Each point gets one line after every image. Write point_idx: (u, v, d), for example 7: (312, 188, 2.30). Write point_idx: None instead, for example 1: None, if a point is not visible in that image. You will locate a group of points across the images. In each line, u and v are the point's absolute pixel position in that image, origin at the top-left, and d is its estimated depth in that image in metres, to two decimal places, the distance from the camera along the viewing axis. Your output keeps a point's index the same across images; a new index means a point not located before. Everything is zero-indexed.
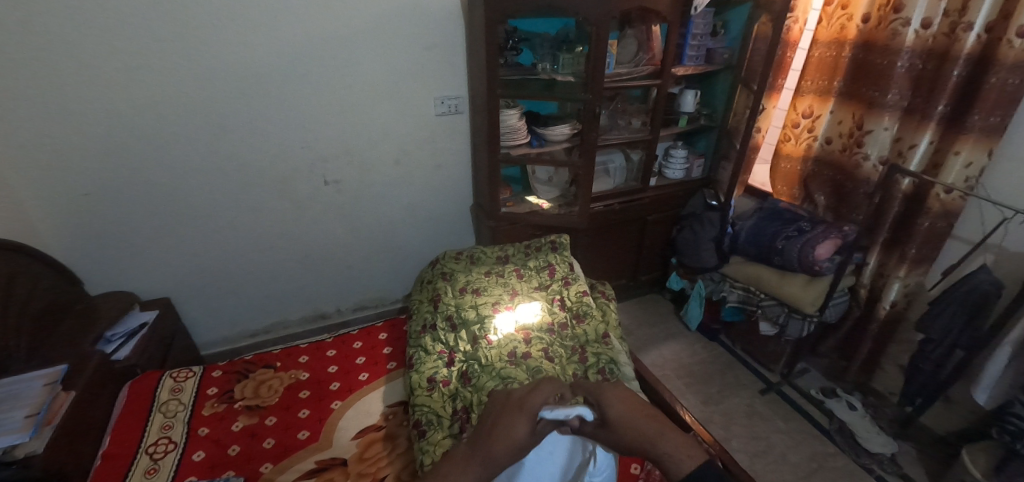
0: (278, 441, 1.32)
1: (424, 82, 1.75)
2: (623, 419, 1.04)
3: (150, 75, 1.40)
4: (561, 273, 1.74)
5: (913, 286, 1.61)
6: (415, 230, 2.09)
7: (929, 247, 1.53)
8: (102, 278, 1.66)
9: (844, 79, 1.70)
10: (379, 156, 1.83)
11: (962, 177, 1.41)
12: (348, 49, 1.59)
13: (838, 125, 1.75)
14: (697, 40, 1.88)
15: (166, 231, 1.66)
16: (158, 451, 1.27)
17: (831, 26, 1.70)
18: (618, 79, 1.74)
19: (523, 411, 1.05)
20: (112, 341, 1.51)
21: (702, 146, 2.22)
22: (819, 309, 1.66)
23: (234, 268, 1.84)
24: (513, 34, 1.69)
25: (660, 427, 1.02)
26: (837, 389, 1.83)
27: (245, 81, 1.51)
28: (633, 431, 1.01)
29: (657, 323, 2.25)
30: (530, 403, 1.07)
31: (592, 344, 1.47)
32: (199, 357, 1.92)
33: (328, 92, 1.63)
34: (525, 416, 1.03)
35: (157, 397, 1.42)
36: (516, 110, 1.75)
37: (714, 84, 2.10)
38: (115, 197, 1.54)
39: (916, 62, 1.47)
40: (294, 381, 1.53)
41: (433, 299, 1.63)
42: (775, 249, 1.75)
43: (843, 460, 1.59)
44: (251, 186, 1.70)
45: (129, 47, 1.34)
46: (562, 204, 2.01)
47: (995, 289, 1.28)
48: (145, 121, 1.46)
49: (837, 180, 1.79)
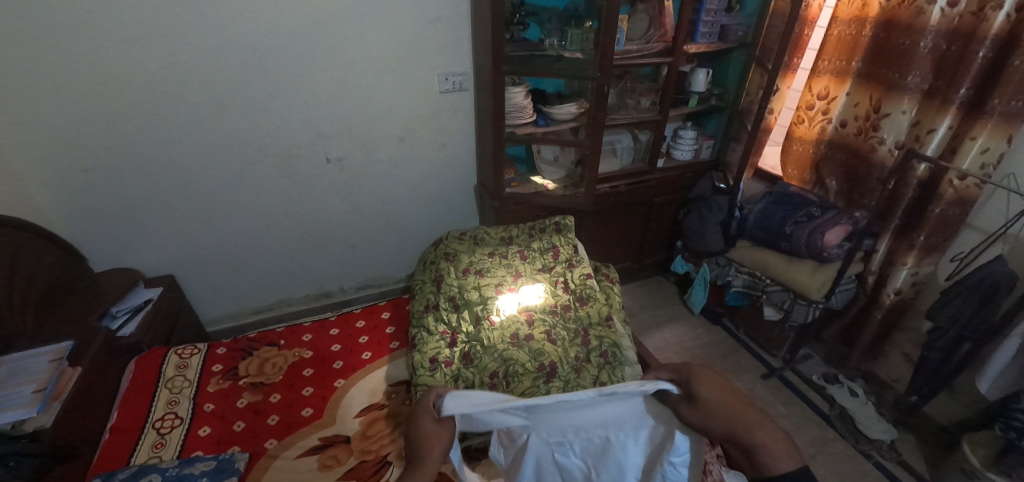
0: (283, 418, 1.33)
1: (428, 57, 1.70)
2: (716, 406, 0.78)
3: (146, 50, 1.36)
4: (565, 255, 1.71)
5: (923, 274, 1.59)
6: (419, 209, 2.07)
7: (941, 235, 1.50)
8: (106, 255, 1.65)
9: (862, 59, 1.64)
10: (382, 133, 1.80)
11: (978, 164, 1.37)
12: (350, 22, 1.53)
13: (854, 107, 1.69)
14: (710, 16, 1.81)
15: (168, 209, 1.65)
16: (165, 426, 1.28)
17: (853, 3, 1.63)
18: (629, 56, 1.69)
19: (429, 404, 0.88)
20: (118, 317, 1.54)
21: (713, 126, 2.16)
22: (825, 296, 1.65)
23: (238, 246, 1.84)
24: (520, 8, 1.63)
25: (754, 410, 0.79)
26: (839, 375, 1.83)
27: (244, 55, 1.47)
28: (727, 421, 0.76)
29: (660, 306, 2.25)
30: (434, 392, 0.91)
31: (595, 327, 1.47)
32: (204, 333, 1.93)
33: (330, 67, 1.59)
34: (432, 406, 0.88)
35: (163, 373, 1.43)
36: (522, 87, 1.70)
37: (727, 62, 2.03)
38: (117, 174, 1.52)
39: (941, 41, 1.40)
40: (298, 358, 1.54)
41: (435, 279, 1.60)
42: (783, 235, 1.72)
43: (843, 445, 1.60)
44: (253, 163, 1.68)
45: (124, 18, 1.29)
46: (567, 185, 1.97)
47: (1009, 279, 1.25)
48: (142, 96, 1.42)
49: (851, 164, 1.75)
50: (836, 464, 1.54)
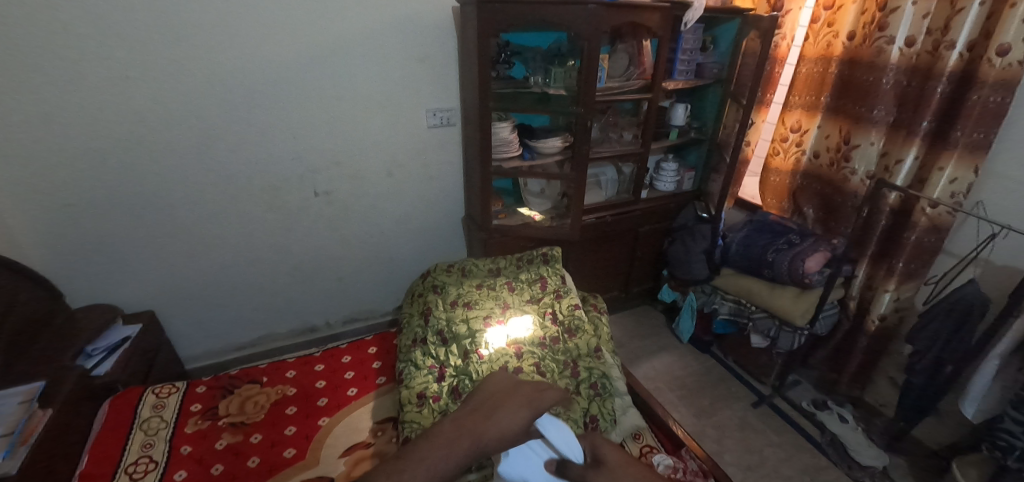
0: (264, 460, 1.28)
1: (417, 94, 1.75)
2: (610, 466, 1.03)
3: (140, 86, 1.39)
4: (553, 286, 1.72)
5: (903, 300, 1.62)
6: (407, 242, 2.08)
7: (918, 261, 1.54)
8: (85, 290, 1.62)
9: (830, 94, 1.73)
10: (371, 167, 1.82)
11: (948, 193, 1.43)
12: (341, 61, 1.59)
13: (825, 139, 1.77)
14: (686, 55, 1.90)
15: (151, 243, 1.63)
16: (138, 471, 1.23)
17: (818, 43, 1.73)
18: (611, 93, 1.75)
19: (523, 404, 1.09)
20: (93, 356, 1.48)
21: (693, 158, 2.24)
22: (810, 322, 1.68)
23: (222, 280, 1.81)
24: (505, 48, 1.71)
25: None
26: (829, 400, 1.84)
27: (235, 90, 1.50)
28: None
29: (649, 335, 2.25)
30: (536, 400, 1.11)
31: (583, 358, 1.45)
32: (183, 371, 1.88)
33: (320, 104, 1.63)
34: (526, 409, 1.08)
35: (139, 414, 1.38)
36: (508, 122, 1.75)
37: (703, 97, 2.13)
38: (100, 208, 1.51)
39: (901, 78, 1.50)
40: (280, 396, 1.50)
41: (423, 312, 1.61)
42: (766, 262, 1.76)
43: (836, 473, 1.59)
44: (240, 197, 1.68)
45: (119, 55, 1.33)
46: (554, 216, 2.01)
47: (981, 301, 1.28)
48: (131, 132, 1.44)
49: (826, 193, 1.81)
50: None
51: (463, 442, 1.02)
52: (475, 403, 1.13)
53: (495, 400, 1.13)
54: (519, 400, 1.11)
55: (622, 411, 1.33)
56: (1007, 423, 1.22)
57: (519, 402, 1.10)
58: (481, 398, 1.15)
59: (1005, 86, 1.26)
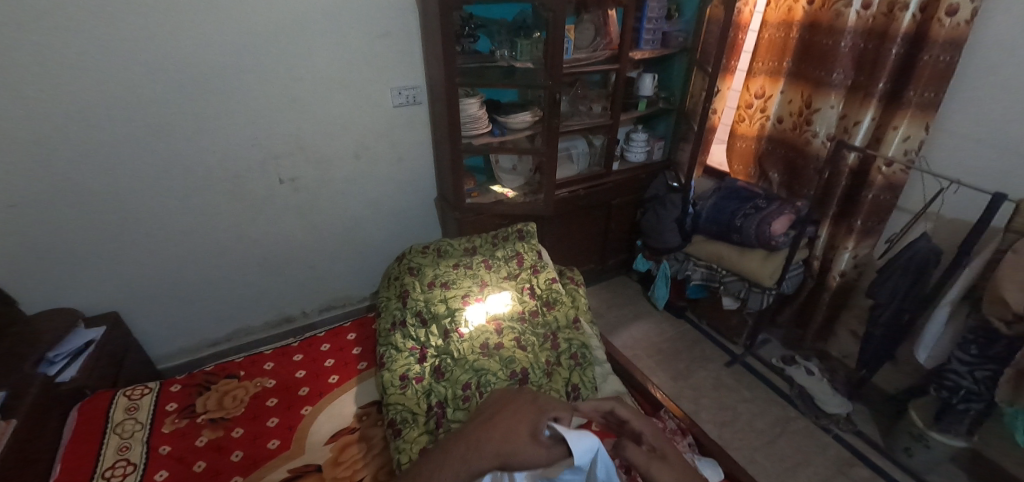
0: (247, 453, 1.27)
1: (381, 71, 1.69)
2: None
3: (75, 75, 1.28)
4: (530, 261, 1.74)
5: (862, 256, 1.70)
6: (382, 226, 2.05)
7: (875, 218, 1.62)
8: (39, 296, 1.53)
9: (792, 59, 1.76)
10: (337, 150, 1.77)
11: (901, 151, 1.48)
12: (296, 40, 1.51)
13: (788, 104, 1.81)
14: (652, 24, 1.89)
15: (108, 242, 1.55)
16: (116, 475, 1.19)
17: (779, 8, 1.75)
18: (578, 64, 1.74)
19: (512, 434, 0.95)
20: (55, 362, 1.40)
21: (662, 128, 2.26)
22: (777, 281, 1.74)
23: (187, 276, 1.74)
24: (469, 21, 1.66)
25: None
26: (796, 356, 1.93)
27: (183, 75, 1.41)
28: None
29: (626, 304, 2.31)
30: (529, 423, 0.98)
31: (563, 330, 1.48)
32: (155, 371, 1.82)
33: (278, 86, 1.56)
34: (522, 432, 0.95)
35: (111, 418, 1.34)
36: (476, 98, 1.72)
37: (671, 66, 2.13)
38: (46, 206, 1.41)
39: (858, 41, 1.53)
40: (260, 389, 1.47)
41: (401, 295, 1.61)
42: (734, 227, 1.81)
43: (803, 422, 1.69)
44: (200, 187, 1.60)
45: (54, 44, 1.22)
46: (527, 192, 2.01)
47: (934, 254, 1.36)
48: (70, 124, 1.33)
49: (789, 157, 1.86)
50: (800, 441, 1.62)
51: (484, 452, 0.93)
52: (486, 417, 1.04)
53: (500, 411, 1.05)
54: (523, 412, 1.02)
55: (602, 378, 1.40)
56: (953, 364, 1.33)
57: (526, 416, 1.00)
58: (474, 428, 1.01)
59: (954, 46, 1.30)
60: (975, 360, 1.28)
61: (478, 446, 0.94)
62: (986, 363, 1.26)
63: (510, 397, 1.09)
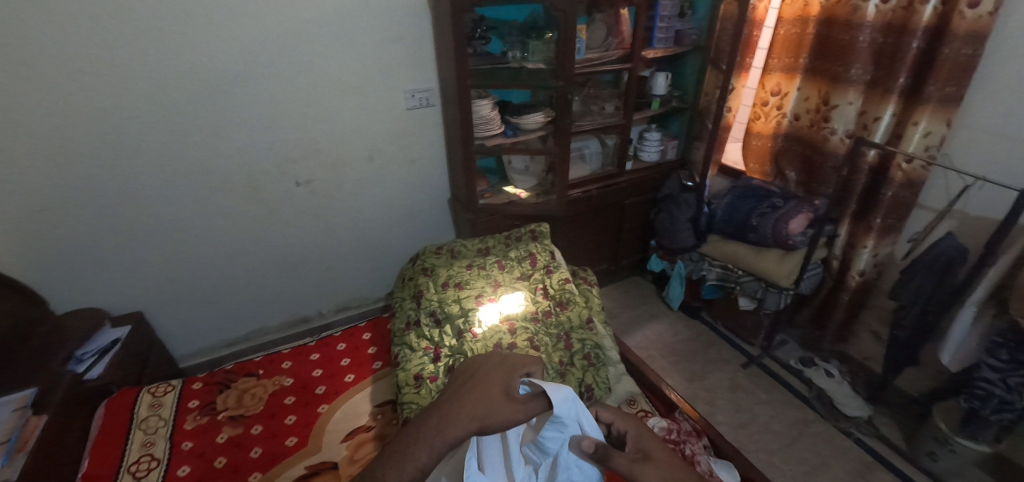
0: (266, 450, 1.29)
1: (394, 74, 1.71)
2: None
3: (102, 83, 1.33)
4: (543, 262, 1.74)
5: (883, 255, 1.66)
6: (395, 227, 2.07)
7: (895, 216, 1.59)
8: (68, 296, 1.59)
9: (809, 55, 1.73)
10: (351, 152, 1.80)
11: (922, 147, 1.45)
12: (311, 45, 1.54)
13: (805, 101, 1.78)
14: (664, 22, 1.88)
15: (132, 244, 1.60)
16: (140, 470, 1.23)
17: (795, 3, 1.72)
18: (590, 64, 1.74)
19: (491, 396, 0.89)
20: (83, 360, 1.46)
21: (676, 127, 2.24)
22: (795, 281, 1.70)
23: (207, 277, 1.79)
24: (481, 23, 1.67)
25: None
26: (815, 357, 1.89)
27: (203, 81, 1.45)
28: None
29: (640, 304, 2.29)
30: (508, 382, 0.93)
31: (576, 331, 1.48)
32: (178, 369, 1.87)
33: (294, 91, 1.59)
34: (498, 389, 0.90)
35: (136, 413, 1.38)
36: (488, 99, 1.73)
37: (684, 64, 2.11)
38: (75, 209, 1.47)
39: (877, 36, 1.50)
40: (278, 387, 1.50)
41: (415, 295, 1.62)
42: (750, 226, 1.78)
43: (822, 425, 1.66)
44: (220, 190, 1.65)
45: (81, 53, 1.27)
46: (539, 192, 2.01)
47: (960, 253, 1.32)
48: (97, 130, 1.38)
49: (807, 154, 1.83)
50: (819, 445, 1.59)
51: (459, 417, 0.86)
52: (456, 385, 0.97)
53: (470, 376, 0.99)
54: (496, 374, 0.97)
55: (616, 379, 1.40)
56: (984, 371, 1.28)
57: (500, 378, 0.95)
58: (447, 398, 0.94)
59: (976, 38, 1.27)
60: (1007, 366, 1.23)
61: (452, 413, 0.87)
62: (1019, 369, 1.21)
63: (481, 362, 1.04)
